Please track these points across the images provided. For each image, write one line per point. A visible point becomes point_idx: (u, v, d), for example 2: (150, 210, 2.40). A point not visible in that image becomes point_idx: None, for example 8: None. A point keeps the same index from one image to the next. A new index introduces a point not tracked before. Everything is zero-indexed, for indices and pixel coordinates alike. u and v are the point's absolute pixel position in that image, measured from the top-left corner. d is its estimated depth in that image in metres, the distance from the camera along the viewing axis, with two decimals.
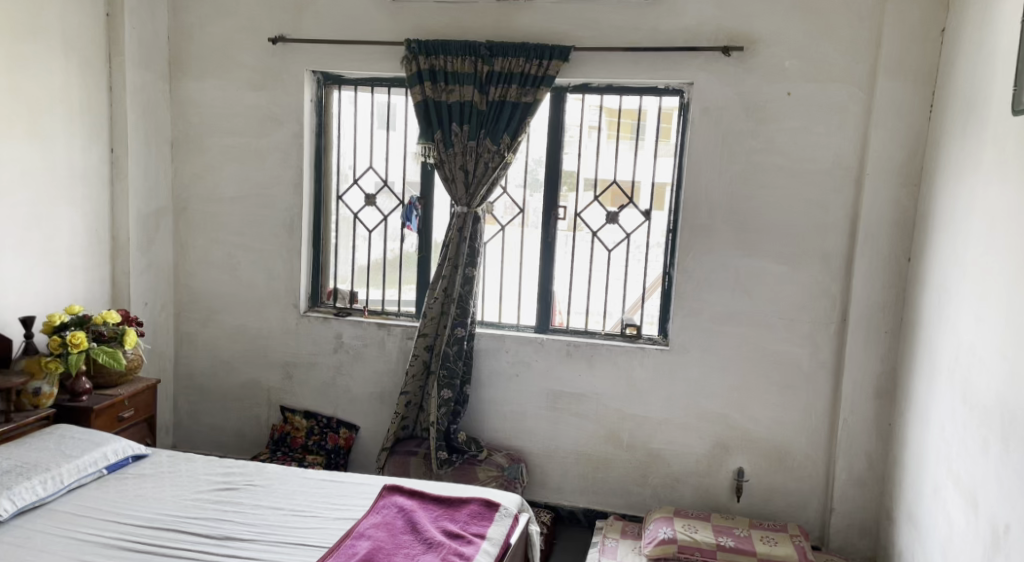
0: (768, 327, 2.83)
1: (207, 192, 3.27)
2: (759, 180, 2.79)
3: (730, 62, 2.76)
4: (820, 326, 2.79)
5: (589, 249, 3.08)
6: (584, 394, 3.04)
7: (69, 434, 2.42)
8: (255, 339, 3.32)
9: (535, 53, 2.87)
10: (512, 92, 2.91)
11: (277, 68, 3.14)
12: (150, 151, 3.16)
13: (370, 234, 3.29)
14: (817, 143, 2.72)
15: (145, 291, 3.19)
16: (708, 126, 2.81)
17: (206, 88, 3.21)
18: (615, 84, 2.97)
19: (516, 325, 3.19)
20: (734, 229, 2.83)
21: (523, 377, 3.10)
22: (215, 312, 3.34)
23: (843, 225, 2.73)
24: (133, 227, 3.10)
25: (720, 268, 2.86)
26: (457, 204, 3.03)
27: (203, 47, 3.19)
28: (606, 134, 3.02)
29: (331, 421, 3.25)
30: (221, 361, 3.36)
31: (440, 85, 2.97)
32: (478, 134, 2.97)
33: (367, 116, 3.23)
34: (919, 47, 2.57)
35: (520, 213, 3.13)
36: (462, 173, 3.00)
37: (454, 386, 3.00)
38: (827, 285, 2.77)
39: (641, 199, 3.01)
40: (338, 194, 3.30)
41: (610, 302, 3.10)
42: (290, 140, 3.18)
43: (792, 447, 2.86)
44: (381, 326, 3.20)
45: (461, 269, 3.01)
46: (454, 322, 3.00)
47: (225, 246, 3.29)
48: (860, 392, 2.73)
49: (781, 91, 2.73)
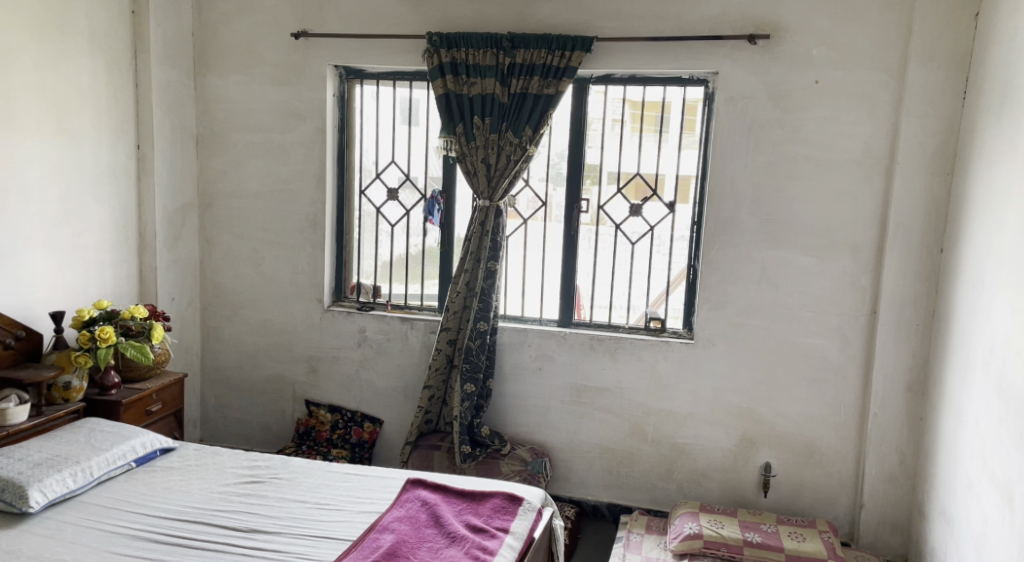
0: (795, 320, 2.79)
1: (232, 188, 3.30)
2: (786, 171, 2.74)
3: (756, 50, 2.71)
4: (849, 319, 2.73)
5: (612, 243, 3.05)
6: (608, 389, 3.02)
7: (98, 428, 2.46)
8: (280, 333, 3.35)
9: (557, 44, 2.84)
10: (534, 84, 2.89)
11: (299, 64, 3.16)
12: (176, 147, 3.19)
13: (393, 229, 3.29)
14: (845, 132, 2.66)
15: (172, 286, 3.23)
16: (733, 116, 2.77)
17: (230, 84, 3.23)
18: (638, 75, 2.93)
19: (539, 319, 3.18)
20: (761, 220, 2.79)
21: (545, 371, 3.09)
22: (241, 307, 3.37)
23: (873, 215, 2.67)
24: (160, 223, 3.13)
25: (746, 261, 2.82)
26: (479, 198, 3.02)
27: (227, 44, 3.21)
28: (629, 127, 2.98)
29: (355, 415, 3.27)
30: (247, 356, 3.39)
31: (462, 78, 2.96)
32: (499, 127, 2.96)
33: (389, 111, 3.23)
34: (952, 32, 2.49)
35: (543, 207, 3.11)
36: (484, 166, 2.99)
37: (477, 381, 3.00)
38: (856, 278, 2.71)
39: (665, 192, 2.98)
40: (360, 189, 3.31)
41: (634, 296, 3.08)
42: (312, 135, 3.19)
43: (821, 443, 2.81)
44: (404, 321, 3.21)
45: (483, 264, 3.00)
46: (476, 317, 3.00)
47: (249, 241, 3.32)
48: (890, 387, 2.67)
49: (808, 79, 2.67)
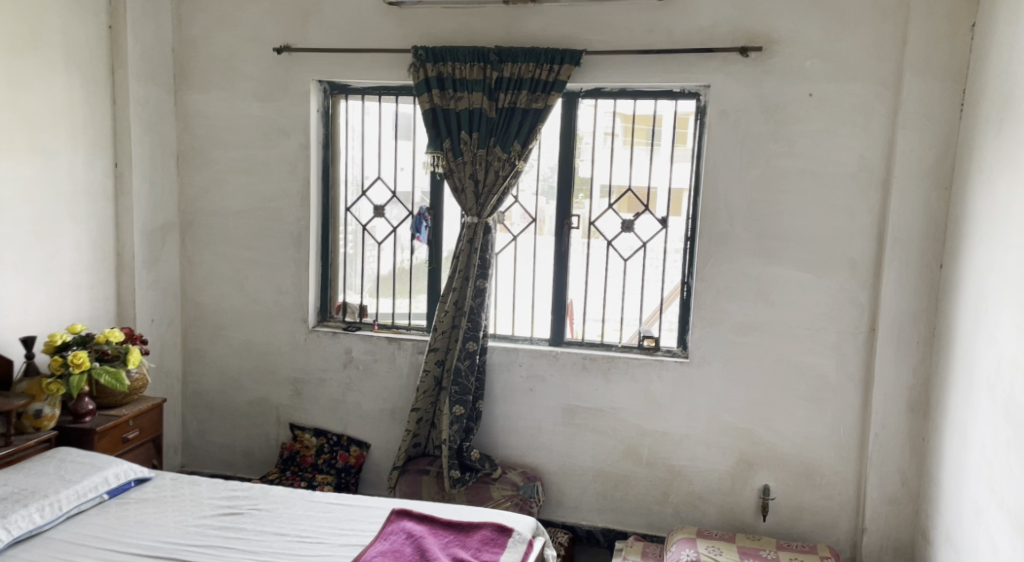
0: (793, 338, 2.71)
1: (213, 206, 3.21)
2: (781, 185, 2.68)
3: (748, 63, 2.65)
4: (848, 336, 2.66)
5: (604, 260, 2.98)
6: (601, 410, 2.94)
7: (69, 458, 2.36)
8: (263, 355, 3.25)
9: (545, 58, 2.79)
10: (522, 98, 2.82)
11: (282, 79, 3.09)
12: (155, 165, 3.10)
13: (379, 246, 3.22)
14: (841, 145, 2.60)
15: (151, 308, 3.13)
16: (726, 129, 2.71)
17: (211, 101, 3.15)
18: (629, 88, 2.87)
19: (530, 338, 3.10)
20: (756, 236, 2.72)
21: (537, 392, 3.00)
22: (222, 328, 3.27)
23: (871, 230, 2.60)
24: (138, 243, 3.03)
25: (741, 277, 2.75)
26: (467, 215, 2.94)
27: (208, 59, 3.13)
28: (619, 142, 2.92)
29: (341, 439, 3.17)
30: (229, 379, 3.29)
31: (449, 92, 2.89)
32: (487, 142, 2.88)
33: (375, 126, 3.16)
34: (948, 43, 2.44)
35: (533, 222, 3.03)
36: (473, 182, 2.92)
37: (467, 403, 2.91)
38: (855, 294, 2.64)
39: (658, 207, 2.91)
40: (346, 206, 3.23)
41: (626, 314, 3.00)
42: (295, 151, 3.11)
43: (821, 464, 2.72)
44: (391, 341, 3.12)
45: (472, 282, 2.92)
46: (465, 337, 2.91)
47: (232, 260, 3.23)
48: (891, 406, 2.59)
49: (802, 91, 2.62)
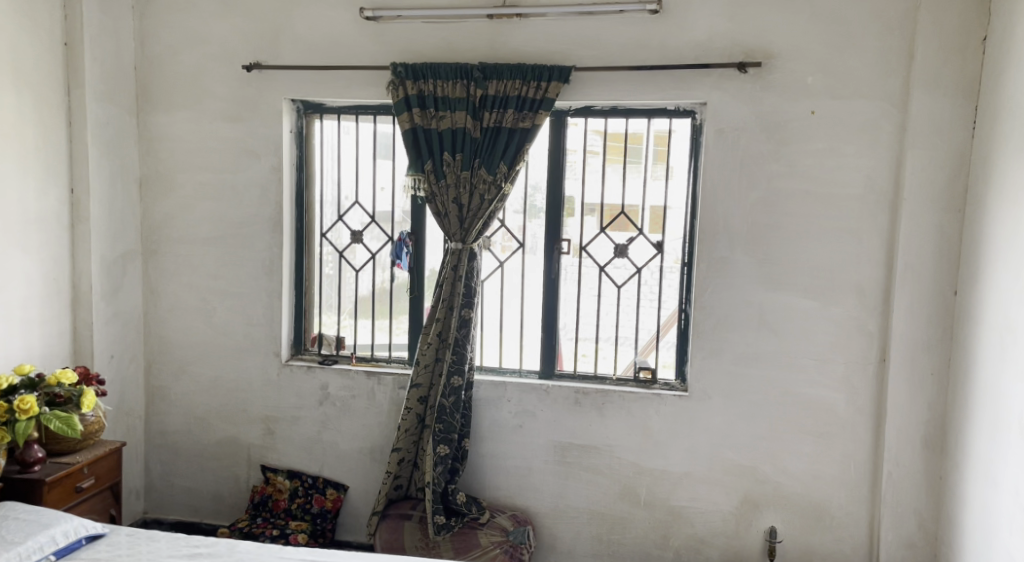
0: (798, 370, 2.56)
1: (179, 234, 3.01)
2: (783, 208, 2.53)
3: (747, 79, 2.52)
4: (856, 367, 2.50)
5: (596, 286, 2.81)
6: (595, 447, 2.76)
7: (12, 516, 2.13)
8: (233, 391, 3.04)
9: (532, 75, 2.64)
10: (507, 118, 2.67)
11: (253, 98, 2.91)
12: (115, 190, 2.89)
13: (357, 274, 3.04)
14: (845, 165, 2.47)
15: (111, 343, 2.91)
16: (723, 149, 2.56)
17: (176, 121, 2.96)
18: (620, 106, 2.72)
19: (518, 370, 2.91)
20: (757, 262, 2.57)
21: (527, 428, 2.81)
22: (189, 363, 3.06)
23: (879, 255, 2.46)
24: (96, 274, 2.82)
25: (742, 305, 2.59)
26: (450, 240, 2.76)
27: (173, 77, 2.95)
28: (610, 163, 2.76)
29: (316, 481, 2.96)
30: (197, 418, 3.07)
31: (430, 111, 2.73)
32: (472, 163, 2.72)
33: (352, 147, 2.99)
34: (957, 58, 2.32)
35: (520, 247, 2.86)
36: (456, 207, 2.74)
37: (452, 442, 2.71)
38: (862, 322, 2.49)
39: (652, 231, 2.75)
40: (321, 231, 3.05)
41: (620, 344, 2.83)
42: (268, 175, 2.93)
43: (830, 504, 2.56)
44: (370, 375, 2.94)
45: (457, 312, 2.74)
46: (449, 371, 2.73)
47: (199, 291, 3.02)
48: (905, 442, 2.44)
49: (803, 109, 2.48)
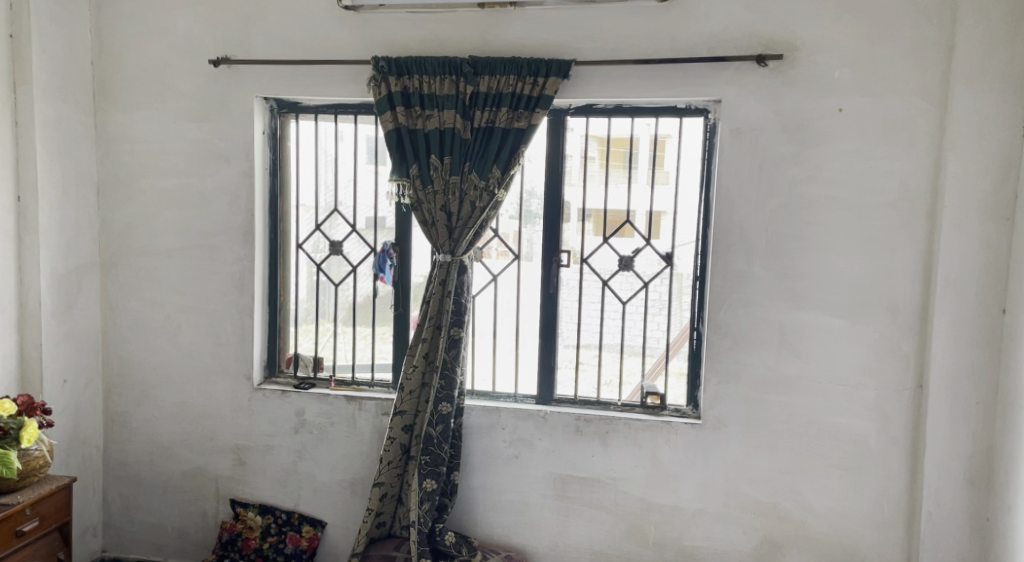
0: (823, 396, 2.31)
1: (141, 245, 2.74)
2: (806, 216, 2.28)
3: (766, 73, 2.27)
4: (890, 394, 2.26)
5: (599, 303, 2.55)
6: (597, 480, 2.49)
7: None
8: (200, 418, 2.77)
9: (528, 70, 2.39)
10: (501, 117, 2.42)
11: (222, 96, 2.65)
12: (68, 199, 2.62)
13: (337, 288, 2.77)
14: (877, 169, 2.22)
15: (64, 366, 2.63)
16: (740, 152, 2.32)
17: (138, 122, 2.70)
18: (625, 105, 2.47)
19: (513, 395, 2.64)
20: (778, 276, 2.32)
21: (523, 459, 2.54)
22: (151, 387, 2.79)
23: (914, 269, 2.22)
24: (46, 290, 2.54)
25: (761, 323, 2.34)
26: (438, 252, 2.50)
27: (133, 74, 2.68)
28: (614, 167, 2.50)
29: (291, 518, 2.70)
30: (160, 447, 2.80)
31: (415, 110, 2.47)
32: (461, 167, 2.46)
33: (331, 149, 2.72)
34: (1005, 48, 2.07)
35: (515, 259, 2.60)
36: (444, 215, 2.48)
37: (440, 476, 2.45)
38: (896, 343, 2.25)
39: (661, 241, 2.49)
40: (297, 242, 2.78)
41: (626, 367, 2.57)
42: (238, 180, 2.67)
43: (861, 545, 2.31)
44: (350, 400, 2.67)
45: (445, 331, 2.48)
46: (437, 398, 2.46)
47: (163, 308, 2.76)
48: (946, 478, 2.18)
49: (829, 106, 2.24)
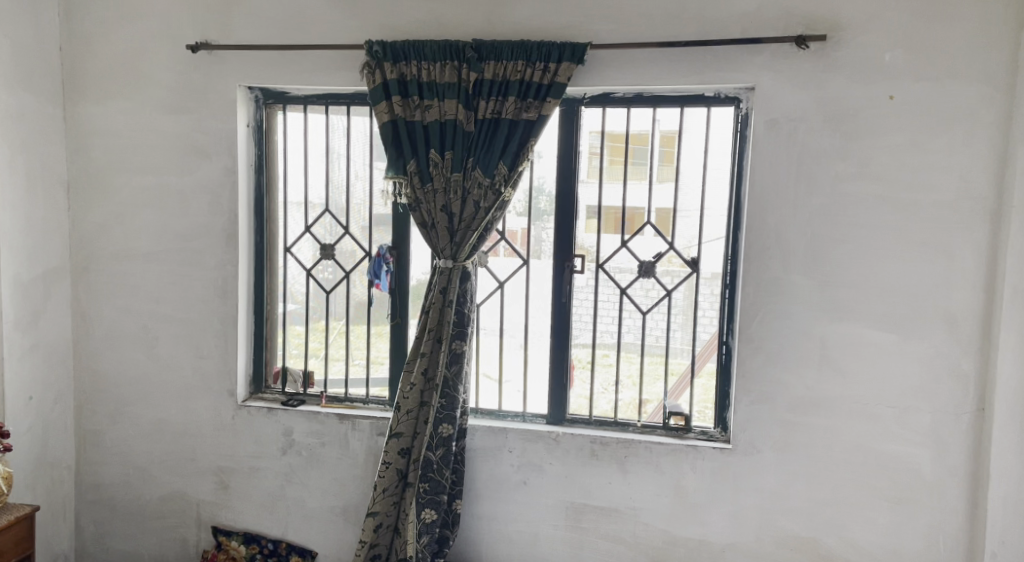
0: (870, 419, 2.06)
1: (115, 248, 2.52)
2: (851, 218, 2.03)
3: (807, 57, 2.02)
4: (946, 418, 2.01)
5: (617, 313, 2.31)
6: (615, 510, 2.25)
7: None
8: (180, 437, 2.54)
9: (539, 54, 2.15)
10: (508, 107, 2.17)
11: (202, 86, 2.41)
12: (34, 197, 2.39)
13: (329, 296, 2.54)
14: (933, 164, 1.97)
15: (30, 381, 2.40)
16: (777, 145, 2.07)
17: (111, 114, 2.47)
18: (646, 93, 2.21)
19: (521, 414, 2.40)
20: (819, 285, 2.07)
21: (533, 486, 2.30)
22: (126, 404, 2.56)
23: (976, 277, 1.96)
24: (9, 298, 2.31)
25: (799, 338, 2.09)
26: (439, 258, 2.26)
27: (105, 61, 2.45)
28: (634, 162, 2.25)
29: (277, 547, 2.49)
30: (137, 468, 2.57)
31: (413, 100, 2.23)
32: (464, 164, 2.22)
33: (321, 144, 2.48)
34: None
35: (523, 265, 2.35)
36: (446, 216, 2.24)
37: (440, 505, 2.21)
38: (953, 360, 1.99)
39: (686, 245, 2.24)
40: (285, 246, 2.54)
41: (646, 384, 2.32)
42: (220, 178, 2.44)
43: None
44: (343, 419, 2.44)
45: (447, 345, 2.24)
46: (437, 419, 2.22)
47: (140, 317, 2.53)
48: (1013, 514, 1.93)
49: (879, 94, 1.99)
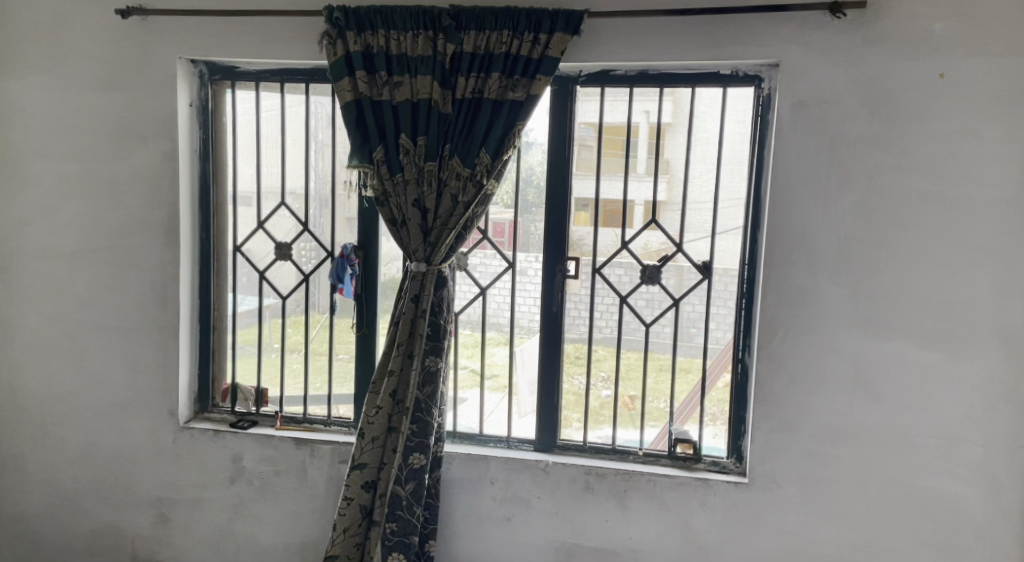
0: (910, 452, 1.77)
1: (38, 246, 2.18)
2: (891, 217, 1.74)
3: (842, 27, 1.72)
4: (999, 452, 1.72)
5: (616, 327, 2.00)
6: (611, 552, 1.95)
7: None
8: (114, 463, 2.21)
9: (527, 22, 1.84)
10: (491, 84, 1.86)
11: (136, 58, 2.08)
12: None
13: (286, 302, 2.21)
14: (990, 154, 1.67)
15: None
16: (805, 131, 1.76)
17: (32, 90, 2.13)
18: (652, 70, 1.90)
19: (505, 440, 2.08)
20: (852, 294, 1.77)
21: (518, 523, 1.99)
22: (52, 424, 2.22)
23: None
24: None
25: (829, 356, 1.80)
26: (410, 260, 1.94)
27: (24, 29, 2.11)
28: (638, 151, 1.94)
29: None
30: (64, 498, 2.24)
31: (380, 76, 1.90)
32: (440, 151, 1.90)
33: (276, 127, 2.16)
34: None
35: (509, 268, 2.04)
36: (419, 211, 1.92)
37: (410, 548, 1.90)
38: (1009, 384, 1.71)
39: (696, 247, 1.94)
40: (235, 244, 2.21)
41: (649, 406, 2.01)
42: (158, 166, 2.10)
43: None
44: (300, 444, 2.12)
45: (419, 361, 1.92)
46: (407, 448, 1.90)
47: (67, 325, 2.19)
48: None
49: (926, 72, 1.69)
